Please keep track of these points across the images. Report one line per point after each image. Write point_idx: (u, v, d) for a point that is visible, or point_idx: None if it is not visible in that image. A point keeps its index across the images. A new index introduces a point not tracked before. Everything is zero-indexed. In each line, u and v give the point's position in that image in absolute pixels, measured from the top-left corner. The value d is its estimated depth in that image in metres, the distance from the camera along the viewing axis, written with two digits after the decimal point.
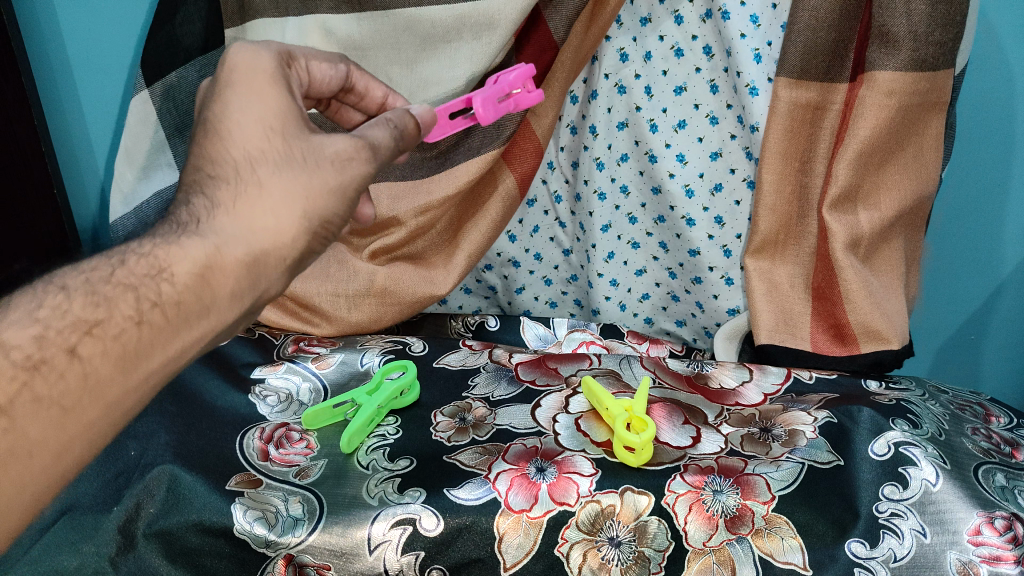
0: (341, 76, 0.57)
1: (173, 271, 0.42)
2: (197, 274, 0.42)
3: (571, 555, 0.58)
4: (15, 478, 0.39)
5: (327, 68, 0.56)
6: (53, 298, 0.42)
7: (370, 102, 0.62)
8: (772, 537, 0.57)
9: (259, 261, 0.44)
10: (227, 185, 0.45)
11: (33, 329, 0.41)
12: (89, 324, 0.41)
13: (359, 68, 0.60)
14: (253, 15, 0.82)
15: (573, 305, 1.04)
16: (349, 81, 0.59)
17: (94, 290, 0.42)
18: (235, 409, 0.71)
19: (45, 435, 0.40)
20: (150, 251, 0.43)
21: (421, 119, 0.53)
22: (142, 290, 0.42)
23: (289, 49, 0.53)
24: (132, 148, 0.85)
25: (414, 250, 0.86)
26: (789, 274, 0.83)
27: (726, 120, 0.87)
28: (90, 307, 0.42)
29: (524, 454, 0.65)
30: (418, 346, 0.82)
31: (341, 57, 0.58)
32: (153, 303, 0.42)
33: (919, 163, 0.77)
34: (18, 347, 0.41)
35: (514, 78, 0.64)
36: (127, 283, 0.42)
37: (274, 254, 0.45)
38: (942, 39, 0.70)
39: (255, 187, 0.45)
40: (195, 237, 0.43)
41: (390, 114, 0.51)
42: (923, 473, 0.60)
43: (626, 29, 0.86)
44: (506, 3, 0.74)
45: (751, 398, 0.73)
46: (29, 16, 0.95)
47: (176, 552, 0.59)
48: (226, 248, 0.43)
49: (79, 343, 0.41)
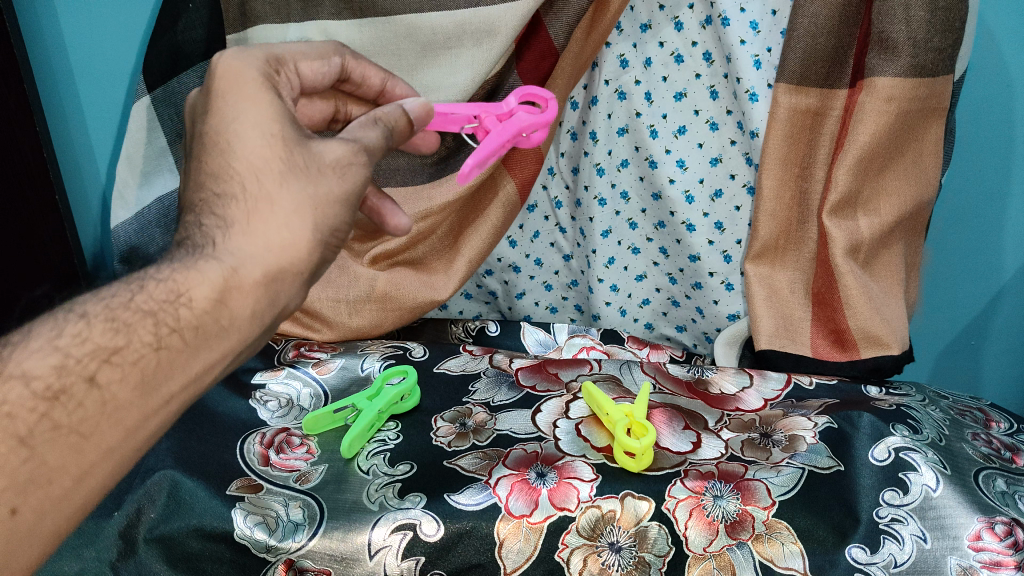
0: (333, 69, 0.56)
1: (191, 297, 0.42)
2: (216, 300, 0.42)
3: (572, 561, 0.58)
4: (34, 508, 0.40)
5: (319, 65, 0.55)
6: (73, 326, 0.42)
7: (369, 90, 0.60)
8: (773, 543, 0.57)
9: (276, 281, 0.44)
10: (238, 201, 0.44)
11: (54, 359, 0.41)
12: (109, 352, 0.41)
13: (355, 56, 0.58)
14: (256, 22, 0.82)
15: (573, 311, 1.04)
16: (342, 73, 0.57)
17: (114, 315, 0.42)
18: (236, 416, 0.71)
19: (63, 462, 0.41)
20: (168, 277, 0.43)
21: (414, 115, 0.53)
22: (161, 316, 0.42)
23: (277, 53, 0.52)
24: (133, 155, 0.85)
25: (415, 256, 0.86)
26: (789, 280, 0.83)
27: (726, 126, 0.87)
28: (109, 333, 0.42)
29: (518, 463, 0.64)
30: (419, 352, 0.82)
31: (334, 50, 0.57)
32: (172, 329, 0.42)
33: (919, 169, 0.77)
34: (38, 377, 0.41)
35: (527, 124, 0.61)
36: (146, 309, 0.42)
37: (291, 270, 0.45)
38: (941, 45, 0.71)
39: (265, 202, 0.44)
40: (206, 257, 0.43)
41: (380, 111, 0.51)
42: (923, 479, 0.60)
43: (626, 36, 0.86)
44: (506, 10, 0.74)
45: (751, 403, 0.73)
46: (32, 22, 0.96)
47: (177, 558, 0.59)
48: (243, 270, 0.43)
49: (99, 371, 0.41)
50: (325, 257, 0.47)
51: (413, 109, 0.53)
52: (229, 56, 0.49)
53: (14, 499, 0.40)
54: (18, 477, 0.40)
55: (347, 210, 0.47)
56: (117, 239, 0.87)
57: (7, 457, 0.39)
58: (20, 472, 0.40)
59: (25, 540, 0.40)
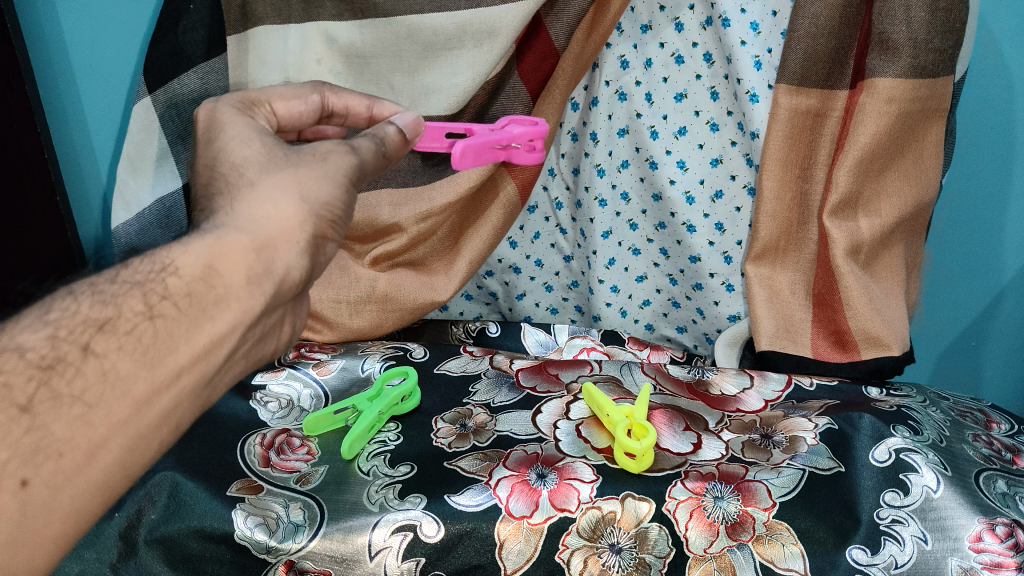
0: (312, 105, 0.59)
1: (178, 266, 0.43)
2: (203, 268, 0.43)
3: (572, 562, 0.58)
4: (46, 483, 0.39)
5: (296, 104, 0.58)
6: (61, 301, 0.42)
7: (357, 119, 0.62)
8: (773, 544, 0.57)
9: (267, 248, 0.44)
10: (222, 196, 0.46)
11: (44, 332, 0.41)
12: (100, 323, 0.41)
13: (334, 90, 0.60)
14: (256, 22, 0.82)
15: (574, 311, 1.04)
16: (324, 108, 0.60)
17: (100, 291, 0.43)
18: (235, 416, 0.71)
19: (71, 434, 0.39)
20: (153, 253, 0.44)
21: (407, 127, 0.55)
22: (148, 286, 0.42)
23: (251, 95, 0.56)
24: (135, 156, 0.86)
25: (416, 257, 0.86)
26: (790, 280, 0.83)
27: (726, 127, 0.87)
28: (98, 306, 0.42)
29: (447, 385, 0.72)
30: (419, 353, 0.82)
31: (312, 88, 0.59)
32: (163, 297, 0.42)
33: (919, 170, 0.77)
34: (32, 349, 0.41)
35: (517, 134, 0.73)
36: (133, 281, 0.42)
37: (282, 240, 0.45)
38: (942, 46, 0.71)
39: (247, 188, 0.46)
40: (199, 235, 0.44)
41: (373, 128, 0.54)
42: (924, 480, 0.60)
43: (626, 37, 0.87)
44: (507, 11, 0.74)
45: (751, 404, 0.73)
46: (33, 25, 0.96)
47: (177, 559, 0.59)
48: (228, 237, 0.44)
49: (93, 341, 0.41)
50: (322, 234, 0.47)
51: (404, 122, 0.55)
52: (208, 103, 0.54)
53: (22, 471, 0.38)
54: (23, 447, 0.39)
55: (338, 188, 0.47)
56: (119, 239, 0.87)
57: (8, 428, 0.39)
58: (25, 445, 0.39)
59: (45, 514, 0.39)
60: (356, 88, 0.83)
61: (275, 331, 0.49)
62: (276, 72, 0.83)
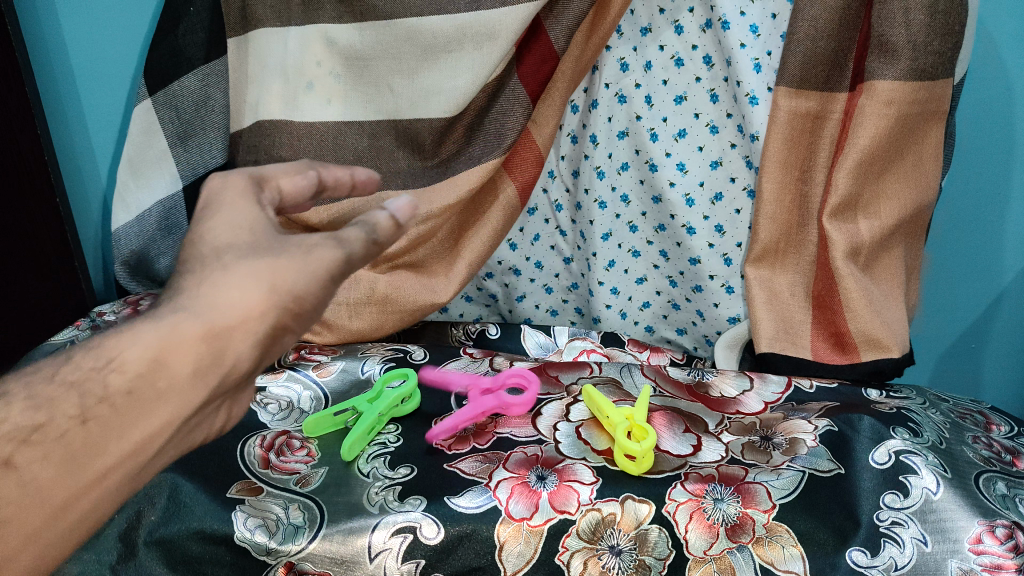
0: (312, 182, 0.51)
1: (121, 362, 0.42)
2: (149, 361, 0.41)
3: (572, 564, 0.58)
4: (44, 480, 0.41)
5: (297, 180, 0.51)
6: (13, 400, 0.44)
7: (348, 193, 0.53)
8: (773, 546, 0.57)
9: (221, 336, 0.41)
10: (193, 273, 0.43)
11: None
12: (33, 429, 0.42)
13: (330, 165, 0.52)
14: (256, 25, 0.83)
15: (573, 313, 1.04)
16: (321, 185, 0.52)
17: (45, 391, 0.44)
18: (236, 418, 0.71)
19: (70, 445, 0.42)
20: (100, 345, 0.44)
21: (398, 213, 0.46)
22: (87, 387, 0.42)
23: (260, 171, 0.50)
24: (136, 158, 0.86)
25: (415, 258, 0.86)
26: (790, 283, 0.83)
27: (726, 129, 0.87)
28: (34, 411, 0.43)
29: (437, 377, 0.77)
30: (419, 355, 0.82)
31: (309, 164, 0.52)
32: (98, 399, 0.42)
33: (919, 172, 0.77)
34: None
35: None
36: (73, 381, 0.43)
37: (239, 329, 0.42)
38: (941, 49, 0.71)
39: (216, 271, 0.42)
40: (153, 321, 0.42)
41: (365, 215, 0.46)
42: (924, 482, 0.60)
43: (626, 39, 0.87)
44: (507, 14, 0.74)
45: (751, 406, 0.73)
46: (33, 27, 0.96)
47: (177, 560, 0.59)
48: (183, 324, 0.41)
49: (22, 449, 0.42)
50: (283, 326, 0.43)
51: (398, 207, 0.46)
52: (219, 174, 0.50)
53: None
54: None
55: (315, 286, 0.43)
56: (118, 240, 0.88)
57: None
58: None
59: None
60: (356, 91, 0.83)
61: (206, 421, 0.46)
62: (276, 73, 0.83)
